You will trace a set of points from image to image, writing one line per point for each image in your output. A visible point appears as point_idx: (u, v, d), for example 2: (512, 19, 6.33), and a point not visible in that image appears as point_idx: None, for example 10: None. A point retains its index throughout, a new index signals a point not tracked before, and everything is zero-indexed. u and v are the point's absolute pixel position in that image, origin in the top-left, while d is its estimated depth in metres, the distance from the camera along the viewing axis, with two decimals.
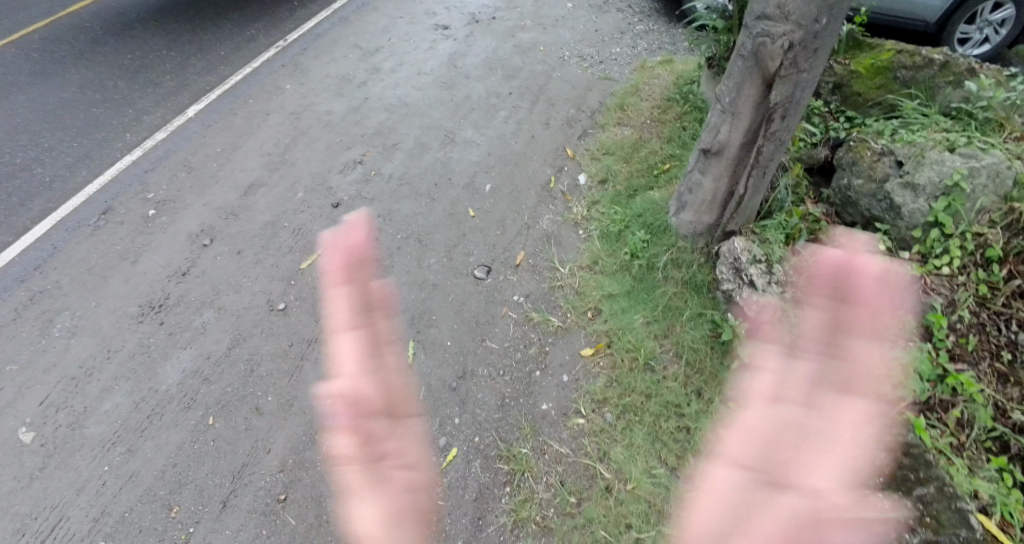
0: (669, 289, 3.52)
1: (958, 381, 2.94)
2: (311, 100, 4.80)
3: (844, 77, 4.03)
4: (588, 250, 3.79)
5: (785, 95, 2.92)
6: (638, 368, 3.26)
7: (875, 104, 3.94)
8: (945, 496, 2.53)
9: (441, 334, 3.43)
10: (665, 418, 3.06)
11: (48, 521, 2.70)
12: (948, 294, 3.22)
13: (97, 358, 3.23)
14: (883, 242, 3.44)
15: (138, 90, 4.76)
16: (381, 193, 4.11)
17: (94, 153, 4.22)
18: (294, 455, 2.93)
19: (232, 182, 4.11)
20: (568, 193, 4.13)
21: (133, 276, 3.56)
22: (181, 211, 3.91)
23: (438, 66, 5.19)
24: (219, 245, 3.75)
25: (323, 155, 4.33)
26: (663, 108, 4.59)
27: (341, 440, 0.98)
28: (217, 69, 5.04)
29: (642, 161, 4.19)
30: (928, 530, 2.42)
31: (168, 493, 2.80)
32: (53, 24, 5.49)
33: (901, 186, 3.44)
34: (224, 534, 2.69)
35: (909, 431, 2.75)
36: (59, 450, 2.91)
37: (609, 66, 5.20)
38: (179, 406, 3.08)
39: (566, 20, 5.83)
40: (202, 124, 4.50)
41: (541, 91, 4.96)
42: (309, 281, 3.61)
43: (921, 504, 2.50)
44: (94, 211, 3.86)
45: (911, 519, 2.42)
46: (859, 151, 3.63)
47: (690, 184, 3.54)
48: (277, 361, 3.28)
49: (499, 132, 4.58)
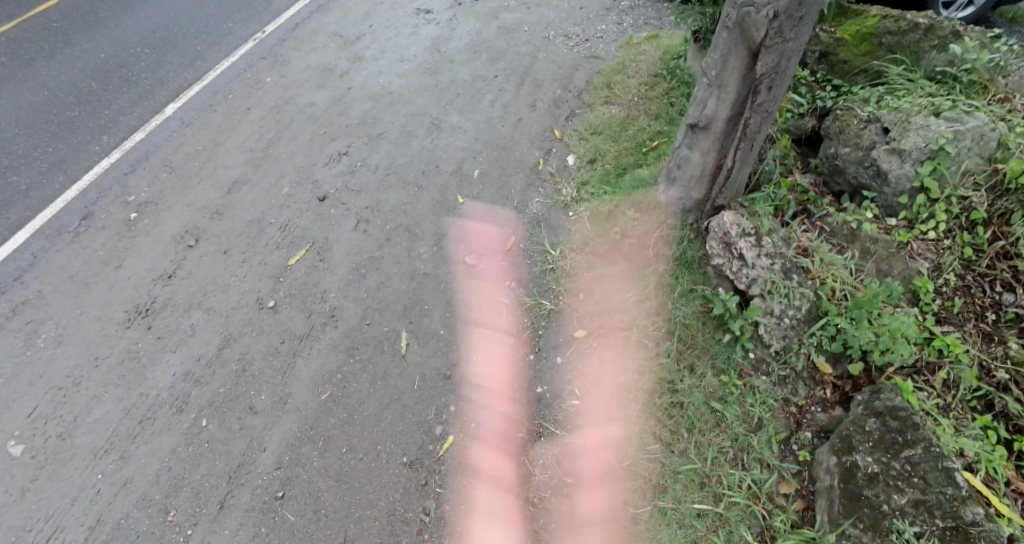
0: (660, 266, 3.51)
1: (944, 343, 2.97)
2: (293, 91, 4.69)
3: (830, 45, 4.00)
4: (578, 231, 3.77)
5: (771, 65, 2.90)
6: (631, 346, 3.31)
7: (861, 72, 3.90)
8: (932, 456, 2.58)
9: (434, 324, 3.42)
10: (658, 394, 3.11)
11: (44, 531, 2.72)
12: (934, 258, 3.25)
13: (84, 366, 3.18)
14: (870, 209, 3.49)
15: (113, 89, 4.63)
16: (367, 184, 4.05)
17: (71, 156, 4.11)
18: (290, 452, 2.98)
19: (214, 180, 4.03)
20: (556, 175, 4.11)
21: (117, 281, 3.51)
22: (163, 213, 3.84)
23: (422, 51, 5.08)
24: (204, 245, 3.69)
25: (307, 148, 4.25)
26: (651, 84, 4.53)
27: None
28: (194, 64, 4.91)
29: (630, 140, 4.15)
30: (916, 490, 2.52)
31: (164, 497, 2.84)
32: (22, 25, 5.31)
33: (888, 152, 3.45)
34: (223, 534, 2.75)
35: (897, 395, 2.77)
36: (51, 461, 2.91)
37: (595, 44, 5.12)
38: (171, 410, 3.08)
39: None
40: (181, 122, 4.40)
41: (527, 72, 4.88)
42: (299, 277, 3.57)
43: (909, 466, 2.59)
44: (74, 218, 3.77)
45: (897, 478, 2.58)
46: (845, 120, 3.66)
47: (678, 159, 3.51)
48: (270, 359, 3.26)
49: (485, 116, 4.51)
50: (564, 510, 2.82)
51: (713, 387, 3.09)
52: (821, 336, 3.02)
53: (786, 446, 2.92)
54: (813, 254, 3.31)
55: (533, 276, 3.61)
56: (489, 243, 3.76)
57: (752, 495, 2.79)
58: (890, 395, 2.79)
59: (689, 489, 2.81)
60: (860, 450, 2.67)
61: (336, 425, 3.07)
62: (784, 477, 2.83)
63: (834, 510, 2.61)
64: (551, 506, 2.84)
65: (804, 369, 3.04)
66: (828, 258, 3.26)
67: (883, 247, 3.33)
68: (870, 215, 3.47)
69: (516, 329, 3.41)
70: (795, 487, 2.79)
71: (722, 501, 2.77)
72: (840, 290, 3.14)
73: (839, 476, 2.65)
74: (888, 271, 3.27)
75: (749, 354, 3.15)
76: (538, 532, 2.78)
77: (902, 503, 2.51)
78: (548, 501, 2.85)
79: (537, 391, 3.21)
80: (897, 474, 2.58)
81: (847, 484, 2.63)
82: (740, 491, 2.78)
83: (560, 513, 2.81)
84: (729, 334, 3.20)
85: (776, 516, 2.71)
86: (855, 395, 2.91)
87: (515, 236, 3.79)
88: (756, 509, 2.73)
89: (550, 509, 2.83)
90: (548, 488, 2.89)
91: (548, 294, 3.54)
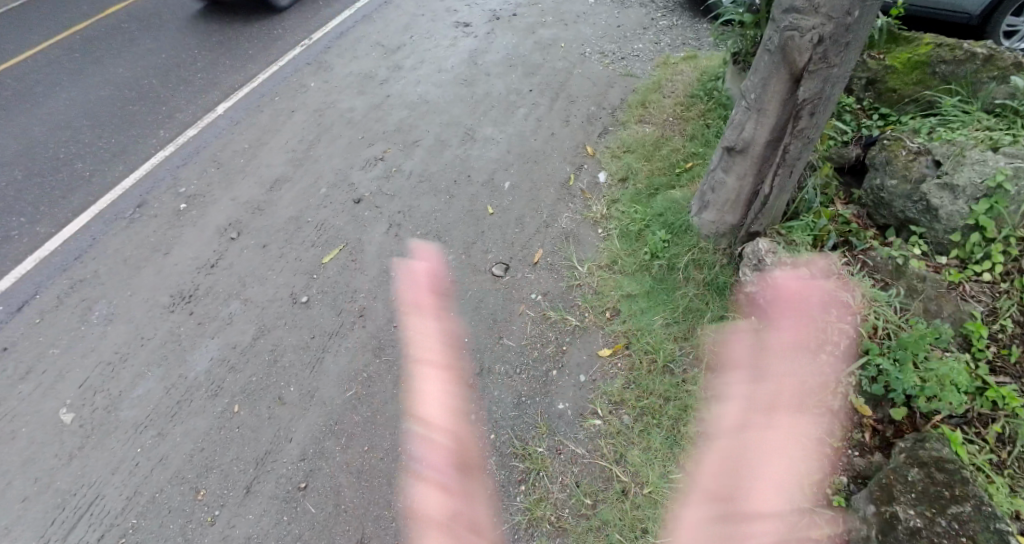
0: (690, 290, 3.47)
1: (999, 394, 2.81)
2: (334, 96, 4.93)
3: (878, 72, 3.89)
4: (607, 249, 3.77)
5: (814, 91, 2.84)
6: (657, 370, 3.24)
7: (912, 101, 3.78)
8: (983, 516, 2.41)
9: (459, 330, 3.48)
10: (683, 421, 3.05)
11: (86, 498, 2.91)
12: (989, 302, 3.08)
13: (131, 345, 3.41)
14: (919, 246, 3.35)
15: (171, 87, 4.99)
16: (401, 189, 4.19)
17: (130, 148, 4.45)
18: (315, 445, 3.08)
19: (258, 177, 4.27)
20: (587, 191, 4.12)
21: (165, 267, 3.75)
22: (210, 206, 4.09)
23: (459, 63, 5.25)
24: (245, 238, 3.91)
25: (345, 152, 4.45)
26: (687, 105, 4.51)
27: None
28: (246, 66, 5.24)
29: (664, 160, 4.14)
30: None
31: (196, 476, 2.99)
32: (94, 26, 5.78)
33: (939, 186, 3.28)
34: (247, 519, 2.87)
35: (942, 445, 2.70)
36: (96, 431, 3.11)
37: (630, 62, 5.15)
38: (206, 394, 3.25)
39: (587, 16, 5.79)
40: (231, 121, 4.68)
41: (562, 87, 4.95)
42: (331, 275, 3.72)
43: (957, 524, 2.40)
44: (131, 205, 4.07)
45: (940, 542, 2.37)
46: (893, 150, 3.51)
47: (713, 182, 3.47)
48: (299, 352, 3.40)
49: (519, 129, 4.60)
50: (579, 531, 2.76)
51: (741, 419, 3.02)
52: (860, 376, 2.94)
53: (820, 489, 2.77)
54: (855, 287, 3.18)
55: (559, 291, 3.62)
56: (516, 255, 3.81)
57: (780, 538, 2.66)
58: (935, 445, 2.70)
59: None
60: (901, 501, 2.51)
61: (358, 422, 3.16)
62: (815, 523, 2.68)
63: None
64: (567, 525, 2.79)
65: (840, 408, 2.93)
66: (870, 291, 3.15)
67: (932, 285, 3.16)
68: (919, 252, 3.34)
69: (539, 342, 3.42)
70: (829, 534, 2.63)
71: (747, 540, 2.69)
72: (882, 328, 3.05)
73: (877, 527, 2.50)
74: (937, 313, 3.09)
75: None
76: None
77: None
78: (565, 521, 2.80)
79: (559, 407, 3.18)
80: (942, 533, 2.39)
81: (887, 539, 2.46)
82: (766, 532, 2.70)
83: (575, 534, 2.76)
84: (761, 367, 3.12)
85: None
86: (897, 441, 2.82)
87: (542, 249, 3.82)
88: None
89: (566, 529, 2.77)
90: (565, 508, 2.84)
91: (573, 310, 3.53)
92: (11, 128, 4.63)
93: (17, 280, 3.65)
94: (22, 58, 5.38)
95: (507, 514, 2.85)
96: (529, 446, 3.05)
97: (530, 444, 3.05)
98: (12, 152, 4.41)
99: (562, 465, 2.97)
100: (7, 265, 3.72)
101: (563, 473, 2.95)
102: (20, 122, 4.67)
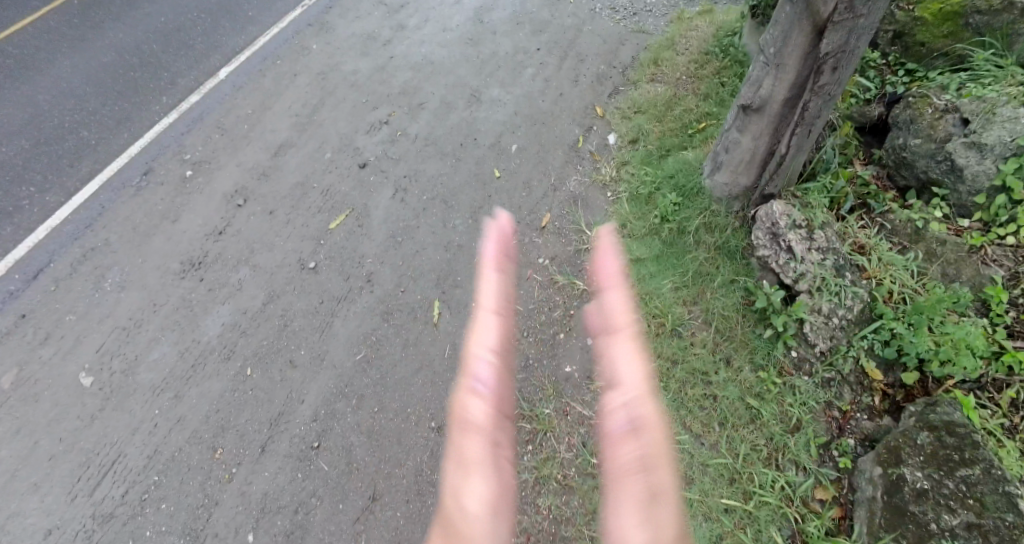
0: (700, 254, 3.40)
1: (1016, 359, 2.75)
2: (337, 59, 4.81)
3: (906, 24, 3.67)
4: (616, 212, 3.69)
5: (838, 43, 2.68)
6: (665, 333, 3.22)
7: (942, 55, 3.55)
8: (992, 478, 2.44)
9: (466, 295, 3.48)
10: (691, 384, 3.05)
11: (109, 456, 3.02)
12: (1011, 265, 2.98)
13: (144, 310, 3.46)
14: (940, 208, 3.24)
15: (172, 52, 4.88)
16: (407, 152, 4.13)
17: (133, 114, 4.40)
18: (327, 407, 3.14)
19: (262, 142, 4.22)
20: (596, 153, 4.02)
21: (173, 233, 3.77)
22: (215, 171, 4.07)
23: (465, 21, 5.06)
24: (252, 205, 3.89)
25: (349, 115, 4.37)
26: (702, 62, 4.33)
27: (481, 407, 0.93)
28: (246, 29, 5.08)
29: (676, 120, 4.01)
30: (970, 513, 2.39)
31: (212, 436, 3.07)
32: None
33: (965, 145, 3.15)
34: (263, 476, 2.96)
35: (955, 410, 2.68)
36: (116, 394, 3.20)
37: (643, 17, 4.94)
38: (220, 357, 3.31)
39: None
40: (233, 86, 4.59)
41: (571, 45, 4.77)
42: (338, 240, 3.71)
43: (965, 486, 2.45)
44: (136, 171, 4.06)
45: (951, 502, 2.43)
46: (918, 108, 3.35)
47: (727, 142, 3.35)
48: (310, 317, 3.43)
49: (526, 89, 4.46)
50: (586, 489, 2.83)
51: (750, 382, 3.02)
52: (873, 340, 2.95)
53: (826, 451, 2.82)
54: (871, 252, 3.18)
55: (567, 255, 3.58)
56: (524, 219, 3.75)
57: (785, 497, 2.73)
58: (947, 409, 2.67)
59: (719, 483, 2.78)
60: (909, 463, 2.55)
61: (369, 385, 3.20)
62: (821, 482, 2.75)
63: (875, 522, 2.52)
64: (575, 483, 2.85)
65: (851, 373, 2.94)
66: (886, 257, 3.14)
67: (952, 249, 3.11)
68: (939, 215, 3.23)
69: (547, 306, 3.40)
70: (833, 494, 2.71)
71: (753, 499, 2.73)
72: (897, 292, 3.04)
73: (883, 488, 2.55)
74: (955, 277, 3.05)
75: (792, 352, 3.04)
76: (559, 508, 2.80)
77: (952, 523, 2.39)
78: (572, 479, 2.86)
79: (567, 370, 3.19)
80: (948, 493, 2.45)
81: (895, 499, 2.51)
82: (772, 492, 2.72)
83: (583, 492, 2.83)
84: (771, 330, 3.09)
85: (810, 520, 2.66)
86: (907, 404, 2.82)
87: (550, 213, 3.76)
88: (789, 512, 2.67)
89: (573, 487, 2.84)
90: (573, 466, 2.89)
91: (581, 274, 3.50)
92: (12, 97, 4.55)
93: (30, 249, 3.67)
94: (20, 23, 5.22)
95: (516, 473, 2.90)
96: (537, 407, 3.07)
97: (538, 406, 3.07)
98: (16, 122, 4.34)
99: (570, 425, 3.00)
100: (18, 232, 3.74)
101: (571, 433, 2.99)
102: (21, 91, 4.59)
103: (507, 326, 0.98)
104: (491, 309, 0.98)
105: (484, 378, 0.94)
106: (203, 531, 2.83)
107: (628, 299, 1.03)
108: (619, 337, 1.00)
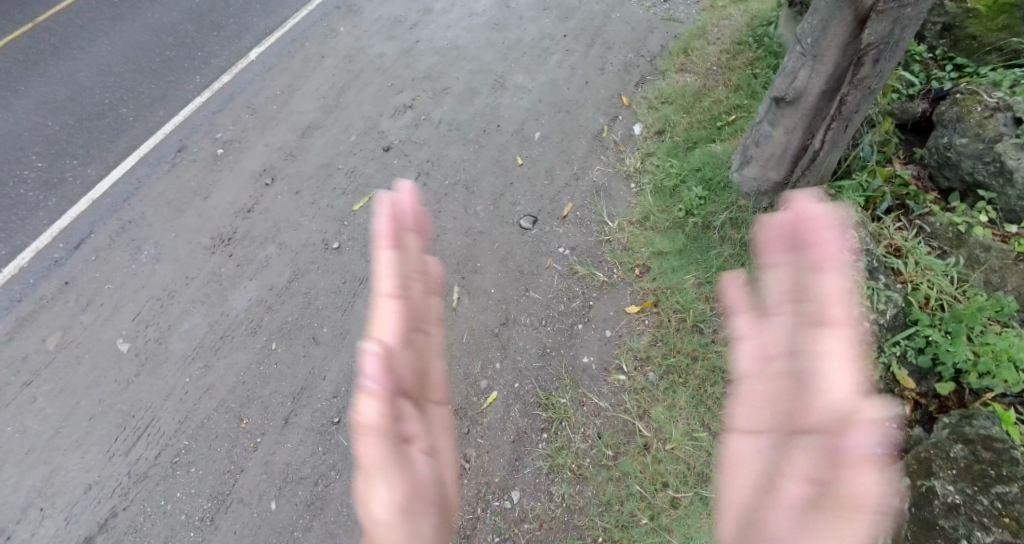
0: (726, 250, 3.33)
1: None
2: (364, 42, 4.85)
3: (956, 16, 3.45)
4: (639, 205, 3.63)
5: (882, 34, 2.55)
6: (685, 329, 3.16)
7: (994, 50, 3.35)
8: None
9: (485, 281, 3.49)
10: (711, 382, 3.01)
11: (143, 419, 3.18)
12: None
13: (177, 283, 3.61)
14: (986, 212, 3.06)
15: (205, 33, 5.00)
16: (430, 137, 4.15)
17: (170, 94, 4.54)
18: (346, 383, 3.23)
19: (291, 124, 4.31)
20: (621, 143, 3.96)
21: (206, 210, 3.90)
22: (245, 151, 4.18)
23: (491, 5, 5.02)
24: (280, 184, 3.99)
25: (375, 99, 4.41)
26: (733, 52, 4.22)
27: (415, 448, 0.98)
28: (276, 11, 5.17)
29: (705, 112, 3.91)
30: (1006, 532, 2.25)
31: (238, 405, 3.20)
32: None
33: (1017, 146, 2.96)
34: (286, 447, 3.07)
35: (993, 422, 2.56)
36: (148, 361, 3.35)
37: (674, 5, 4.81)
38: (246, 330, 3.43)
39: None
40: (263, 67, 4.70)
41: (598, 32, 4.68)
42: (362, 222, 3.78)
43: (1000, 503, 2.32)
44: (172, 149, 4.21)
45: (986, 521, 2.29)
46: (966, 106, 3.18)
47: (758, 136, 3.24)
48: (331, 295, 3.52)
49: (551, 77, 4.41)
50: (599, 480, 2.82)
51: None
52: (905, 347, 2.80)
53: None
54: (907, 256, 3.04)
55: (587, 246, 3.54)
56: (545, 207, 3.73)
57: None
58: (984, 422, 2.55)
59: None
60: (940, 476, 2.44)
61: None
62: None
63: (899, 535, 2.39)
64: (588, 473, 2.84)
65: (880, 380, 2.78)
66: (924, 260, 3.00)
67: (998, 256, 2.94)
68: (985, 220, 3.06)
69: (566, 296, 3.39)
70: None
71: None
72: (935, 299, 2.90)
73: (910, 500, 2.43)
74: (1000, 285, 2.90)
75: None
76: (572, 497, 2.80)
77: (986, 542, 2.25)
78: (585, 469, 2.85)
79: (583, 360, 3.17)
80: (983, 510, 2.32)
81: (921, 512, 2.40)
82: None
83: (595, 483, 2.81)
84: None
85: None
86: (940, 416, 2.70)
87: (572, 203, 3.73)
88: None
89: (586, 477, 2.84)
90: (586, 457, 2.89)
91: (601, 265, 3.46)
92: (58, 75, 4.74)
93: (73, 220, 3.86)
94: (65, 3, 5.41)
95: (529, 460, 2.92)
96: (553, 396, 3.07)
97: (554, 395, 3.07)
98: (61, 99, 4.54)
99: (585, 416, 2.99)
100: (64, 205, 3.93)
101: (586, 424, 2.98)
102: (66, 69, 4.78)
103: (398, 309, 1.13)
104: (388, 293, 1.14)
105: (372, 375, 0.99)
106: (228, 495, 2.96)
107: (395, 259, 1.17)
108: (830, 330, 1.07)
